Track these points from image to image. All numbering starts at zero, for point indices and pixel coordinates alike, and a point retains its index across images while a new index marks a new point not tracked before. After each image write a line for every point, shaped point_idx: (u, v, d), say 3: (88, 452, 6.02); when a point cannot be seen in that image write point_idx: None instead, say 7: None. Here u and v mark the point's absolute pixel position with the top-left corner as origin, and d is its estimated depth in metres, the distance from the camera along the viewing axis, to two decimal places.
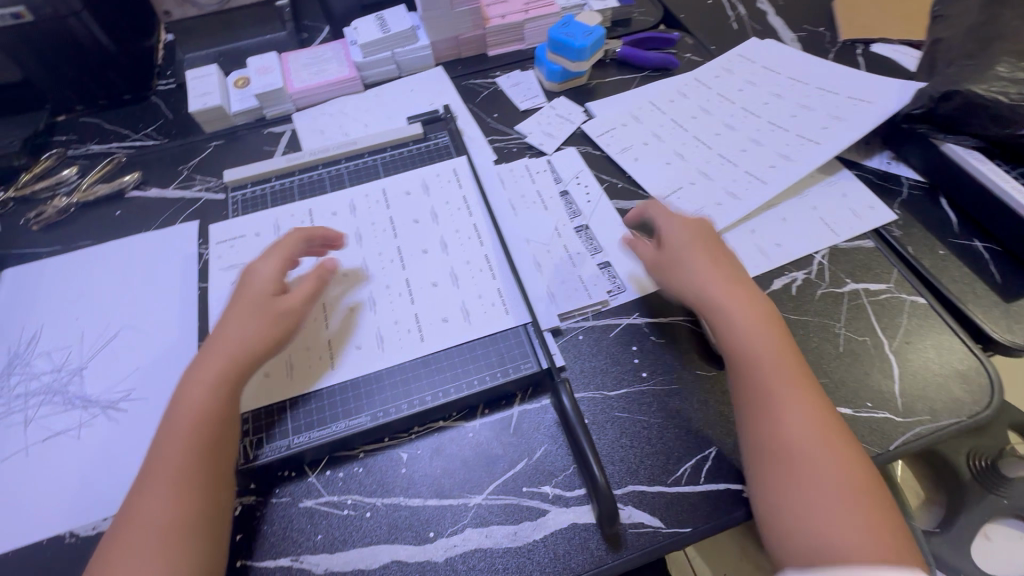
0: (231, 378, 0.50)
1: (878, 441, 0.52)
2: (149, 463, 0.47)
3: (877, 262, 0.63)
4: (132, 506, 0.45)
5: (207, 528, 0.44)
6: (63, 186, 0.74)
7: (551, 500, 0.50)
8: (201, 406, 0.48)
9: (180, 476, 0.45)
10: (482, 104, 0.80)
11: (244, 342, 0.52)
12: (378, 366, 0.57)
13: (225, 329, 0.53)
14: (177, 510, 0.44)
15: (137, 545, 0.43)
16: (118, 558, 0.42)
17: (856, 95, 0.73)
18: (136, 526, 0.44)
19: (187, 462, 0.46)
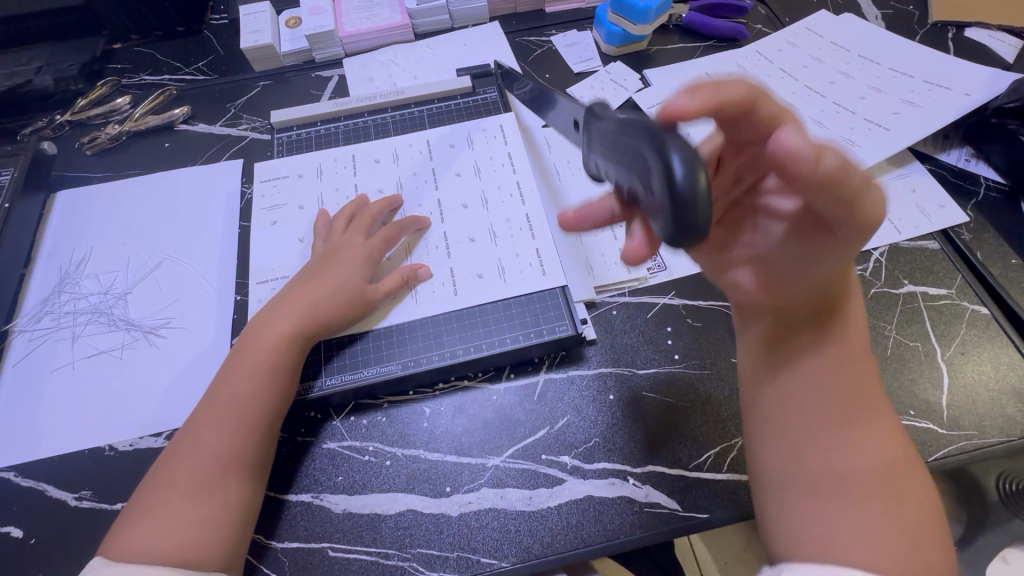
0: (301, 335, 0.51)
1: (916, 451, 0.49)
2: (212, 393, 0.49)
3: (938, 266, 0.59)
4: (185, 436, 0.47)
5: (257, 461, 0.47)
6: (116, 113, 0.75)
7: (569, 470, 0.50)
8: (270, 355, 0.49)
9: (242, 416, 0.47)
10: (534, 63, 0.77)
11: (317, 303, 0.52)
12: (412, 316, 0.56)
13: (301, 287, 0.54)
14: (233, 449, 0.46)
15: (190, 469, 0.45)
16: (173, 477, 0.45)
17: (933, 79, 0.67)
18: (189, 455, 0.46)
19: (249, 405, 0.48)
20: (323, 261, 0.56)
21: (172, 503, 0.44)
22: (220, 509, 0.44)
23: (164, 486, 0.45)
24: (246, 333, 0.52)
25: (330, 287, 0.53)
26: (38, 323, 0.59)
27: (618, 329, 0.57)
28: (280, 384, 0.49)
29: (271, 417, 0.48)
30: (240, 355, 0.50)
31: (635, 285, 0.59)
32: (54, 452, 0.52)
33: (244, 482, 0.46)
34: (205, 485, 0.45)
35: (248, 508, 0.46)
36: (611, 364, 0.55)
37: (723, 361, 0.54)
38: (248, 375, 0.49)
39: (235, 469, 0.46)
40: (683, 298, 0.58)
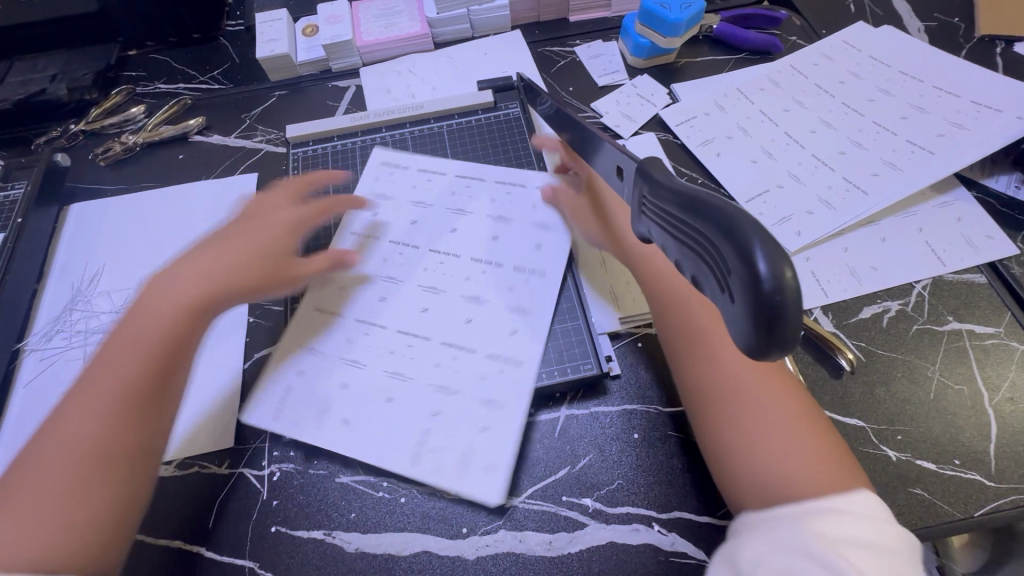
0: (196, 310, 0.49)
1: (961, 504, 0.46)
2: (98, 365, 0.46)
3: (985, 301, 0.55)
4: (55, 423, 0.43)
5: (134, 453, 0.43)
6: (130, 123, 0.74)
7: (591, 514, 0.48)
8: (165, 319, 0.48)
9: (126, 389, 0.44)
10: (558, 75, 0.75)
11: (223, 275, 0.51)
12: (441, 350, 0.52)
13: (164, 278, 0.51)
14: (111, 428, 0.43)
15: (60, 455, 0.41)
16: (43, 459, 0.41)
17: (982, 100, 0.63)
18: (63, 441, 0.42)
19: (136, 376, 0.45)
20: (243, 231, 0.55)
21: (27, 499, 0.40)
22: (82, 508, 0.40)
23: (29, 477, 0.41)
24: (137, 297, 0.50)
25: (222, 252, 0.53)
26: (49, 342, 0.58)
27: (643, 362, 0.54)
28: (168, 359, 0.47)
29: (156, 394, 0.46)
30: (115, 327, 0.47)
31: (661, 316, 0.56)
32: None
33: (119, 481, 0.42)
34: (75, 479, 0.41)
35: (122, 502, 0.42)
36: (636, 400, 0.52)
37: None
38: (121, 340, 0.47)
39: (111, 451, 0.42)
40: None
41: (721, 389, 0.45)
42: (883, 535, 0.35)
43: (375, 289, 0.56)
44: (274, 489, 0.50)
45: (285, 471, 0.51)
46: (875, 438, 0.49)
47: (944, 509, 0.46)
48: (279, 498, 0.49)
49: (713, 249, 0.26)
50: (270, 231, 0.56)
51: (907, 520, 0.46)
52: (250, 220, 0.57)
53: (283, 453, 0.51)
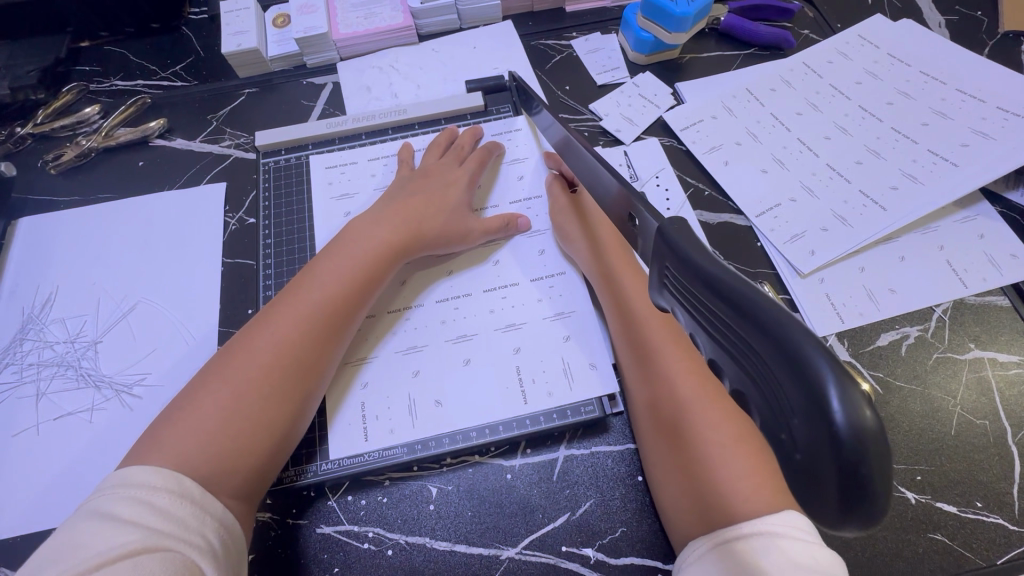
0: (401, 247, 0.52)
1: (985, 550, 0.44)
2: (285, 293, 0.49)
3: (1007, 327, 0.52)
4: (243, 334, 0.46)
5: (312, 362, 0.46)
6: (84, 126, 0.67)
7: (593, 565, 0.44)
8: (374, 252, 0.51)
9: (322, 309, 0.47)
10: (553, 72, 0.69)
11: (413, 228, 0.53)
12: (445, 377, 0.51)
13: (375, 225, 0.53)
14: (295, 336, 0.46)
15: (251, 358, 0.44)
16: (237, 363, 0.44)
17: (1008, 106, 0.58)
18: (246, 348, 0.45)
19: (330, 298, 0.48)
20: (418, 192, 0.56)
21: (207, 400, 0.42)
22: (245, 418, 0.42)
23: (213, 378, 0.43)
24: (343, 234, 0.53)
25: (431, 209, 0.55)
26: None
27: None
28: (364, 286, 0.50)
29: (335, 323, 0.48)
30: (322, 262, 0.50)
31: None
32: (16, 533, 0.47)
33: (281, 399, 0.44)
34: (247, 387, 0.43)
35: (279, 422, 0.43)
36: None
37: None
38: (345, 274, 0.49)
39: (280, 368, 0.44)
40: None
41: (667, 404, 0.45)
42: (823, 560, 0.33)
43: (435, 310, 0.54)
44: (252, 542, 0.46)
45: (261, 522, 0.46)
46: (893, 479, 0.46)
47: (967, 556, 0.44)
48: (258, 552, 0.45)
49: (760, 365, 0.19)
50: (452, 191, 0.56)
51: (928, 568, 0.43)
52: (422, 177, 0.57)
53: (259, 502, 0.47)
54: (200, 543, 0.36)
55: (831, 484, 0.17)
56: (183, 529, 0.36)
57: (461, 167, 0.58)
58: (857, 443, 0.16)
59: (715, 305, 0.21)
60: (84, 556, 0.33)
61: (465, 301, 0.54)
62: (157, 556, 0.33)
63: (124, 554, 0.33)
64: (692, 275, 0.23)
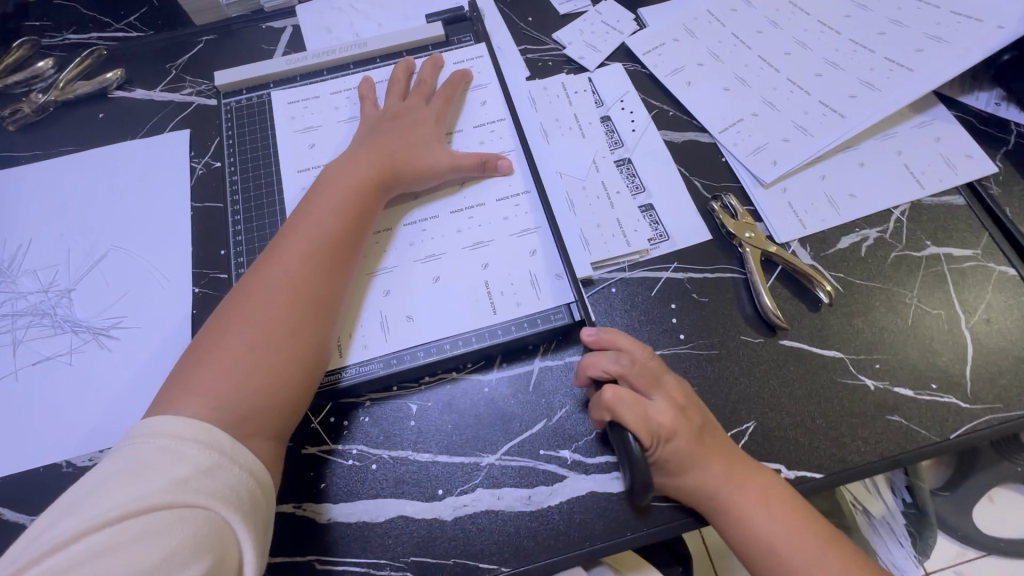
0: (382, 182, 0.52)
1: (937, 428, 0.46)
2: (280, 236, 0.48)
3: (962, 224, 0.54)
4: (245, 280, 0.46)
5: (319, 297, 0.46)
6: (40, 81, 0.66)
7: (570, 465, 0.46)
8: (356, 186, 0.51)
9: (318, 244, 0.47)
10: (515, 4, 0.68)
11: (389, 165, 0.53)
12: (417, 297, 0.52)
13: (352, 163, 0.52)
14: (298, 272, 0.46)
15: (259, 299, 0.44)
16: (246, 307, 0.44)
17: (962, 9, 0.59)
18: (254, 293, 0.45)
19: (325, 233, 0.48)
20: (391, 129, 0.55)
21: (231, 342, 0.42)
22: (273, 353, 0.43)
23: (230, 321, 0.44)
24: (323, 175, 0.53)
25: (403, 145, 0.54)
26: None
27: (617, 307, 0.52)
28: (355, 220, 0.50)
29: (340, 255, 0.48)
30: (312, 200, 0.50)
31: (636, 258, 0.53)
32: (5, 471, 0.48)
33: (302, 332, 0.44)
34: (270, 325, 0.43)
35: (303, 355, 0.44)
36: None
37: (733, 341, 0.50)
38: (335, 209, 0.49)
39: (299, 302, 0.45)
40: (688, 270, 0.53)
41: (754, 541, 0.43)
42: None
43: (408, 236, 0.54)
44: None
45: None
46: (853, 369, 0.48)
47: (921, 433, 0.46)
48: None
49: None
50: (420, 128, 0.56)
51: (886, 448, 0.46)
52: (394, 116, 0.57)
53: None
54: (227, 495, 0.36)
55: None
56: (210, 482, 0.35)
57: (427, 106, 0.58)
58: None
59: None
60: (108, 505, 0.33)
61: (432, 224, 0.55)
62: (180, 513, 0.33)
63: (147, 508, 0.33)
64: None
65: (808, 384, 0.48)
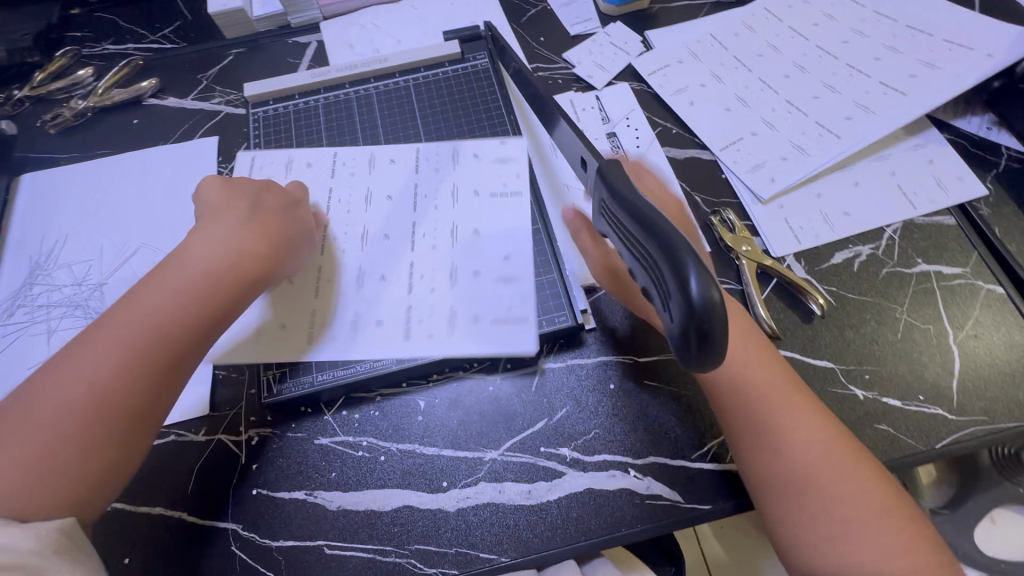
0: (239, 273, 0.47)
1: (924, 437, 0.48)
2: (124, 310, 0.43)
3: (952, 243, 0.56)
4: (69, 355, 0.41)
5: (139, 404, 0.41)
6: (79, 88, 0.70)
7: (568, 463, 0.48)
8: (214, 269, 0.46)
9: (157, 341, 0.42)
10: (528, 25, 0.71)
11: (238, 248, 0.47)
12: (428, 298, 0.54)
13: (205, 238, 0.48)
14: (128, 369, 0.41)
15: (71, 391, 0.39)
16: (53, 397, 0.39)
17: (954, 38, 0.62)
18: (65, 378, 0.40)
19: (172, 330, 0.43)
20: (271, 215, 0.51)
21: (24, 432, 0.38)
22: (66, 457, 0.38)
23: (13, 422, 0.38)
24: (181, 244, 0.48)
25: (268, 227, 0.50)
26: (10, 318, 0.57)
27: (618, 314, 0.54)
28: (205, 317, 0.44)
29: (179, 355, 0.43)
30: (164, 276, 0.45)
31: None
32: None
33: (104, 446, 0.39)
34: (66, 429, 0.38)
35: (108, 467, 0.39)
36: (612, 351, 0.53)
37: None
38: (188, 301, 0.44)
39: (100, 411, 0.39)
40: None
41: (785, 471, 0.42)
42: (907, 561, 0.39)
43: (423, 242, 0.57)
44: (254, 453, 0.50)
45: (263, 435, 0.50)
46: (844, 379, 0.50)
47: (908, 442, 0.48)
48: (259, 462, 0.49)
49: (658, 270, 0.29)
50: (287, 207, 0.53)
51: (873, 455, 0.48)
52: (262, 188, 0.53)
53: (259, 419, 0.51)
54: (39, 555, 0.35)
55: (690, 336, 0.27)
56: (20, 551, 0.34)
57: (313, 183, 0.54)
58: (705, 310, 0.25)
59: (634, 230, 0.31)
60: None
61: (384, 300, 0.54)
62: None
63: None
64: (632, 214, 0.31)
65: None
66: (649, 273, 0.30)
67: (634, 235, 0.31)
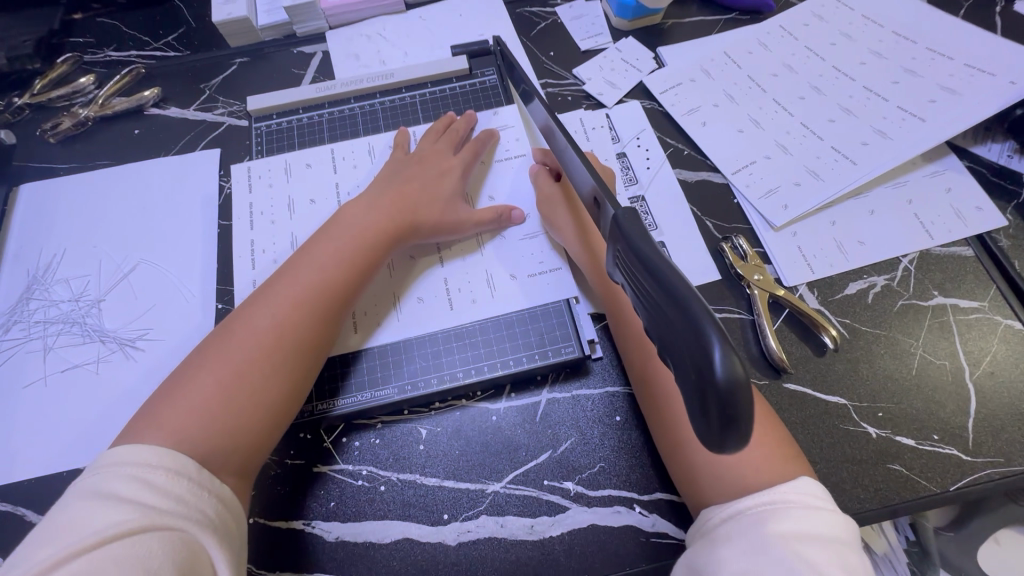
0: (380, 234, 0.52)
1: (938, 479, 0.47)
2: (283, 273, 0.50)
3: (971, 275, 0.54)
4: (238, 316, 0.47)
5: (302, 346, 0.47)
6: (79, 96, 0.69)
7: (572, 497, 0.47)
8: (357, 233, 0.52)
9: (313, 292, 0.48)
10: (538, 39, 0.70)
11: (374, 216, 0.53)
12: (433, 323, 0.54)
13: (351, 211, 0.54)
14: (291, 317, 0.47)
15: (247, 339, 0.45)
16: (234, 343, 0.45)
17: (976, 63, 0.60)
18: (241, 332, 0.46)
19: (325, 284, 0.49)
20: (413, 178, 0.57)
21: (208, 379, 0.43)
22: (244, 395, 0.43)
23: (211, 358, 0.44)
24: (334, 217, 0.54)
25: (401, 197, 0.55)
26: (6, 334, 0.56)
27: None
28: (353, 274, 0.50)
29: (336, 300, 0.49)
30: (317, 244, 0.51)
31: None
32: (29, 474, 0.50)
33: (276, 382, 0.45)
34: (249, 364, 0.44)
35: (276, 401, 0.45)
36: (618, 382, 0.51)
37: None
38: (337, 259, 0.50)
39: (278, 351, 0.45)
40: None
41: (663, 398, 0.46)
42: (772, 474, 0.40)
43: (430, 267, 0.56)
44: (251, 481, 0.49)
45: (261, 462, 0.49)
46: (856, 416, 0.49)
47: (922, 484, 0.47)
48: (256, 490, 0.48)
49: (678, 337, 0.27)
50: (445, 179, 0.58)
51: (885, 497, 0.47)
52: (413, 163, 0.58)
53: None
54: (197, 517, 0.37)
55: (715, 416, 0.25)
56: (182, 506, 0.36)
57: (453, 156, 0.59)
58: (731, 390, 0.24)
59: (654, 290, 0.29)
60: (89, 529, 0.34)
61: (453, 273, 0.56)
62: (156, 536, 0.34)
63: (120, 534, 0.33)
64: (653, 276, 0.29)
65: (809, 428, 0.49)
66: (668, 340, 0.29)
67: (655, 297, 0.29)
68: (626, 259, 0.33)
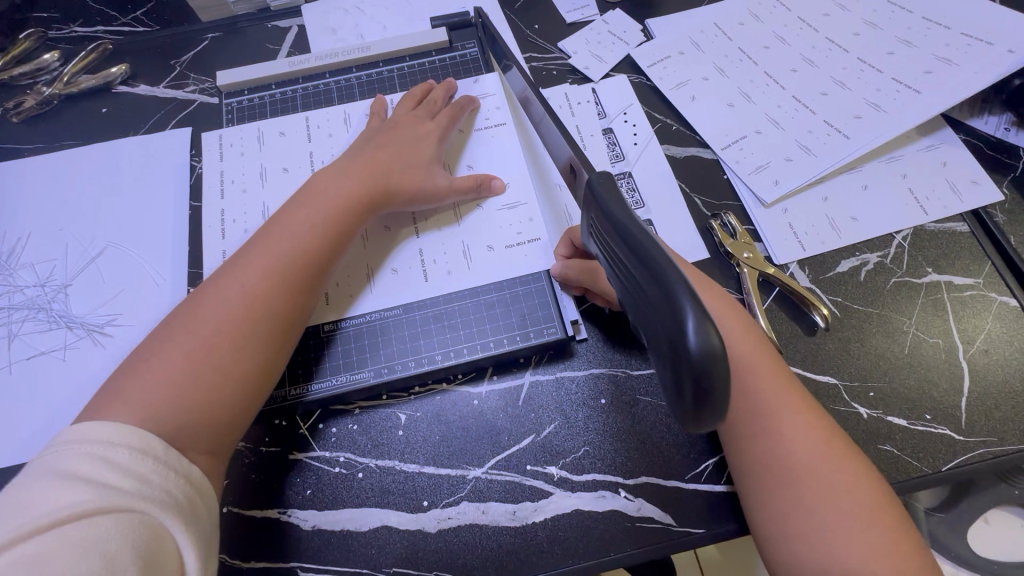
0: (357, 202, 0.50)
1: (930, 460, 0.46)
2: (256, 243, 0.47)
3: (966, 252, 0.53)
4: (207, 287, 0.45)
5: (276, 318, 0.45)
6: (44, 73, 0.66)
7: (556, 482, 0.46)
8: (333, 200, 0.50)
9: (287, 263, 0.46)
10: (522, 11, 0.67)
11: (350, 183, 0.51)
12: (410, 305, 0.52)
13: (326, 178, 0.51)
14: (263, 290, 0.45)
15: (218, 312, 0.43)
16: (204, 316, 0.43)
17: (973, 31, 0.58)
18: (211, 304, 0.44)
19: (300, 254, 0.47)
20: (388, 144, 0.54)
21: (176, 351, 0.41)
22: (213, 370, 0.41)
23: (179, 330, 0.43)
24: (309, 185, 0.51)
25: (376, 162, 0.53)
26: None
27: (611, 324, 0.51)
28: (329, 244, 0.48)
29: (310, 271, 0.47)
30: (292, 212, 0.49)
31: None
32: None
33: (248, 355, 0.43)
34: (219, 338, 0.42)
35: (250, 376, 0.43)
36: (603, 364, 0.50)
37: None
38: (311, 229, 0.48)
39: (251, 323, 0.43)
40: None
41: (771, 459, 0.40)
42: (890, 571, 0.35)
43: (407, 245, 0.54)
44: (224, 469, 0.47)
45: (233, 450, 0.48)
46: (847, 396, 0.48)
47: (914, 464, 0.46)
48: (229, 478, 0.47)
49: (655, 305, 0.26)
50: (421, 145, 0.55)
51: None
52: (387, 130, 0.55)
53: None
54: (163, 498, 0.35)
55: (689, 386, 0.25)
56: (144, 486, 0.35)
57: (430, 122, 0.57)
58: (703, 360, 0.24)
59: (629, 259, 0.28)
60: (46, 508, 0.32)
61: (428, 244, 0.54)
62: (115, 519, 0.33)
63: (78, 515, 0.32)
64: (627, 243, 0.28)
65: None
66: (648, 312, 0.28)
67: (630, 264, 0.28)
68: (598, 224, 0.32)
